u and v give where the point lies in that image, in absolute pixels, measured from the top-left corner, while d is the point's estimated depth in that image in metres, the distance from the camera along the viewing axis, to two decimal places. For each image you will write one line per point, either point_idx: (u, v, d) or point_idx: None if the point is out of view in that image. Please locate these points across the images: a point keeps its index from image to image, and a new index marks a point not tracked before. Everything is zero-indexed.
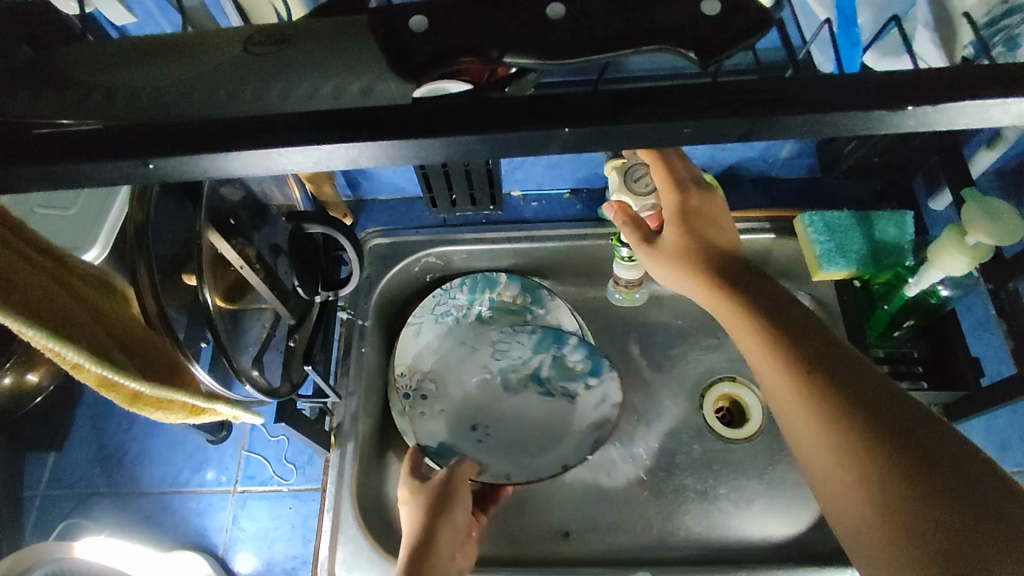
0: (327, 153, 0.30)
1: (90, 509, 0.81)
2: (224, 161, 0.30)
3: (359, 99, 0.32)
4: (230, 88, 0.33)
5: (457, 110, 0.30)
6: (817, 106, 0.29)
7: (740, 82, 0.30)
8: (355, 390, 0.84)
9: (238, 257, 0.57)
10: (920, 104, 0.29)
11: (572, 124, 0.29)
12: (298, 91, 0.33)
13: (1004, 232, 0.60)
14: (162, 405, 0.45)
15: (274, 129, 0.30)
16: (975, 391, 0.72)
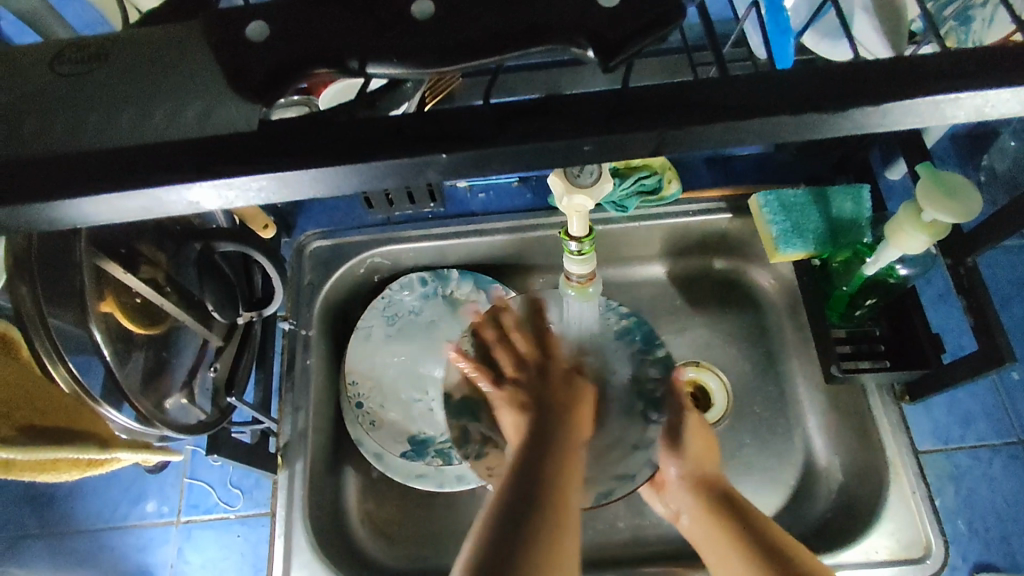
0: (150, 200, 0.24)
1: (19, 554, 0.74)
2: (29, 214, 0.24)
3: (195, 124, 0.25)
4: (47, 112, 0.27)
5: (320, 129, 0.24)
6: (757, 109, 0.24)
7: (662, 87, 0.24)
8: (302, 406, 0.78)
9: (139, 283, 0.51)
10: (919, 95, 0.24)
11: (448, 150, 0.23)
12: (127, 105, 0.27)
13: (959, 210, 0.57)
14: (47, 468, 0.47)
15: (82, 170, 0.24)
16: (937, 367, 0.70)
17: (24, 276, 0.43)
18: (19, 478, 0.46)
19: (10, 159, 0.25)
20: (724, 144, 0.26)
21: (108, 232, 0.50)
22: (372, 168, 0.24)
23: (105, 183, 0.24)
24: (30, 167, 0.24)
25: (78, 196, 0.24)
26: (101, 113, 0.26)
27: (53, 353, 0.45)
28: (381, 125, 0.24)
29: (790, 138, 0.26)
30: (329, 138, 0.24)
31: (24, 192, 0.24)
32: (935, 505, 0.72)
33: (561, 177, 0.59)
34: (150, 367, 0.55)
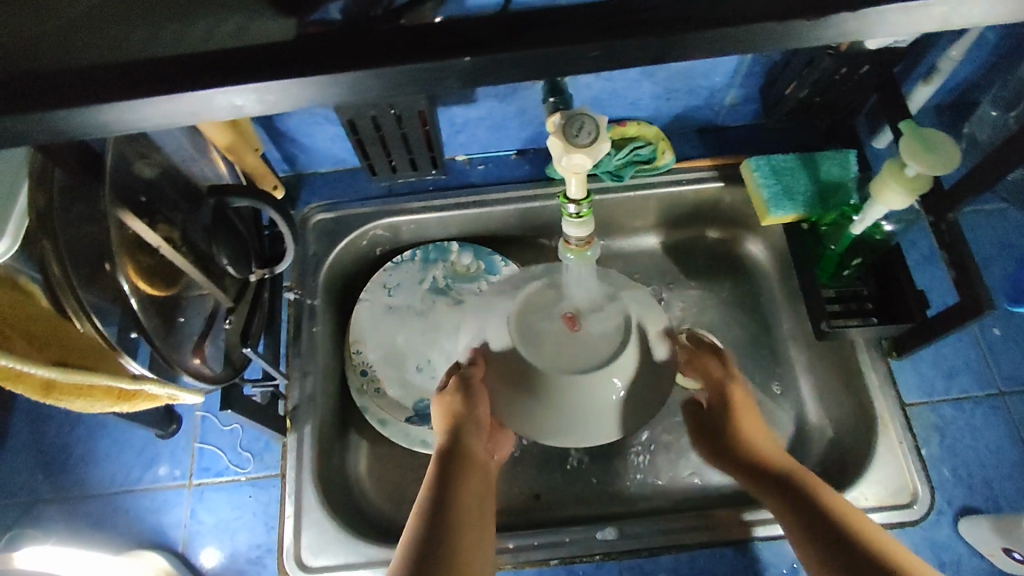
0: (199, 101, 0.30)
1: (36, 518, 0.76)
2: (96, 113, 0.30)
3: (236, 37, 0.32)
4: (111, 39, 0.32)
5: (355, 41, 0.31)
6: (725, 20, 0.30)
7: (644, 13, 0.30)
8: (309, 371, 0.80)
9: (156, 236, 0.53)
10: (842, 12, 0.30)
11: (469, 53, 0.30)
12: (177, 32, 0.32)
13: (936, 163, 0.60)
14: (81, 395, 0.50)
15: (144, 75, 0.30)
16: (922, 321, 0.73)
17: (46, 231, 0.46)
18: (54, 403, 0.49)
19: (77, 69, 0.31)
20: (707, 51, 0.31)
21: (128, 185, 0.52)
22: (399, 71, 0.30)
23: (155, 88, 0.30)
24: (86, 72, 0.31)
25: (132, 97, 0.30)
26: (151, 39, 0.32)
27: (80, 310, 0.48)
28: (409, 34, 0.31)
29: (741, 49, 0.32)
30: (365, 46, 0.30)
31: (82, 92, 0.30)
32: (920, 454, 0.75)
33: (559, 137, 0.62)
34: (168, 322, 0.57)
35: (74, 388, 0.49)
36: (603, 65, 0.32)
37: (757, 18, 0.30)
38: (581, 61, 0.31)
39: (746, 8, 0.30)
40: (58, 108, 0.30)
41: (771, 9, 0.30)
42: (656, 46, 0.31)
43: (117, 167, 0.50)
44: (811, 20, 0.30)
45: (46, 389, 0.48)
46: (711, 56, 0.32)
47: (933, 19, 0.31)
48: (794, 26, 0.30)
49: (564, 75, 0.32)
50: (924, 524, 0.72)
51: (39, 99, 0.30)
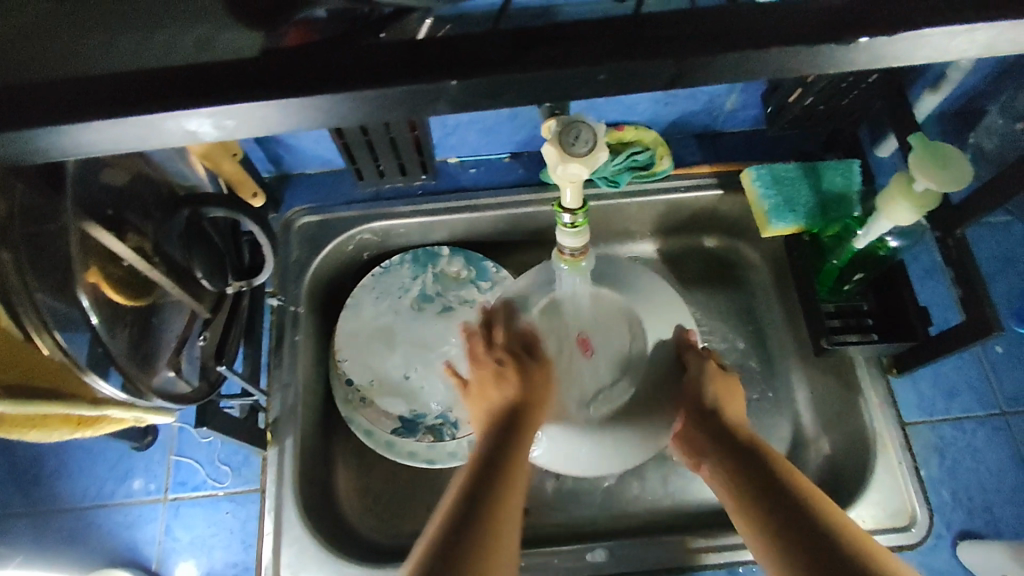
0: (154, 125, 0.27)
1: (3, 533, 0.73)
2: (41, 140, 0.27)
3: (205, 51, 0.29)
4: (65, 53, 0.29)
5: (334, 56, 0.28)
6: (748, 42, 0.27)
7: (656, 32, 0.28)
8: (290, 382, 0.77)
9: (126, 249, 0.50)
10: (875, 35, 0.27)
11: (458, 77, 0.27)
12: (131, 48, 0.29)
13: (948, 179, 0.58)
14: (37, 424, 0.47)
15: (99, 100, 0.27)
16: (925, 339, 0.71)
17: (5, 242, 0.42)
18: (8, 435, 0.47)
19: (25, 87, 0.28)
20: (725, 74, 0.29)
21: (94, 194, 0.48)
22: (384, 94, 0.28)
23: (106, 109, 0.27)
24: (31, 92, 0.28)
25: (80, 120, 0.27)
26: (108, 55, 0.29)
27: (41, 325, 0.44)
28: (395, 49, 0.28)
29: (762, 72, 0.29)
30: (346, 64, 0.27)
31: (26, 116, 0.27)
32: (920, 475, 0.73)
33: (554, 145, 0.59)
34: (138, 338, 0.54)
35: (29, 419, 0.46)
36: (609, 87, 0.29)
37: (784, 39, 0.27)
38: (590, 84, 0.28)
39: (769, 29, 0.27)
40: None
41: (798, 30, 0.27)
42: (669, 68, 0.28)
43: (82, 175, 0.47)
44: (841, 44, 0.27)
45: (0, 420, 0.45)
46: (729, 80, 0.29)
47: (976, 45, 0.28)
48: (822, 50, 0.28)
49: (565, 97, 0.29)
50: (922, 547, 0.71)
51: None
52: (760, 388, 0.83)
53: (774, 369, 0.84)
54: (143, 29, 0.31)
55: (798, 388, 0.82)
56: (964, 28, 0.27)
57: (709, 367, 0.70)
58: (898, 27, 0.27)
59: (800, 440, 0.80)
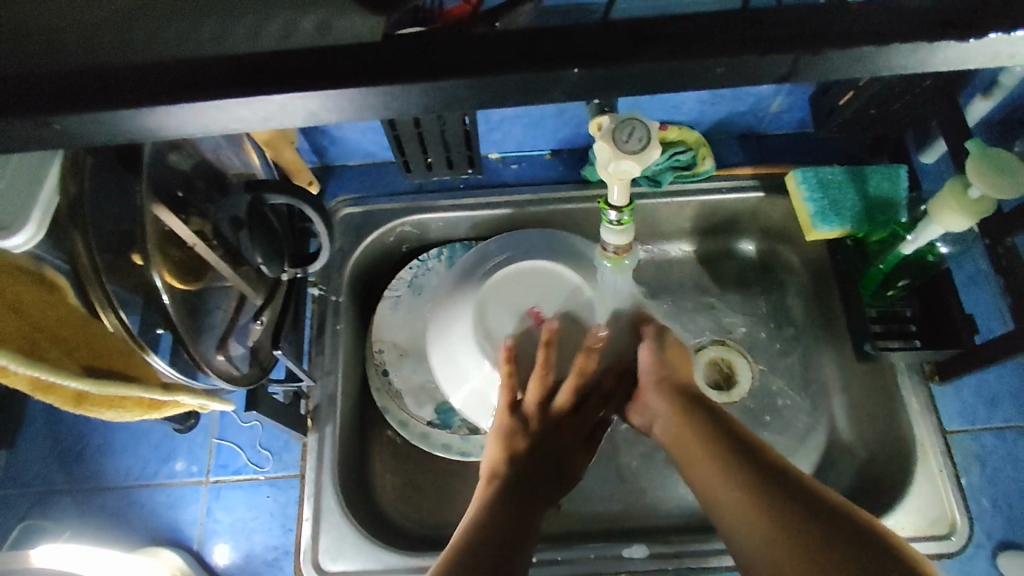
0: (281, 106, 0.28)
1: (50, 508, 0.74)
2: (165, 116, 0.28)
3: (313, 38, 0.30)
4: (177, 36, 0.30)
5: (440, 45, 0.28)
6: (849, 41, 0.28)
7: (751, 25, 0.28)
8: (331, 370, 0.78)
9: (190, 233, 0.52)
10: (977, 36, 0.27)
11: (579, 66, 0.28)
12: (240, 33, 0.30)
13: (1005, 186, 0.57)
14: (114, 404, 0.48)
15: (210, 78, 0.28)
16: (970, 347, 0.70)
17: (76, 222, 0.44)
18: (85, 414, 0.47)
19: (142, 67, 0.29)
20: (823, 71, 0.29)
21: (164, 177, 0.50)
22: (487, 84, 0.28)
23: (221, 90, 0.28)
24: (147, 72, 0.29)
25: (202, 99, 0.28)
26: (216, 39, 0.30)
27: (106, 302, 0.45)
28: (502, 40, 0.29)
29: (859, 71, 0.29)
30: (453, 53, 0.28)
31: (153, 92, 0.28)
32: (960, 484, 0.72)
33: (608, 142, 0.59)
34: (197, 321, 0.55)
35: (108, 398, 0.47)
36: (707, 82, 0.29)
37: (886, 37, 0.28)
38: (694, 77, 0.29)
39: (871, 27, 0.28)
40: (119, 106, 0.28)
41: (899, 29, 0.28)
42: (768, 64, 0.28)
43: (154, 157, 0.48)
44: (942, 43, 0.28)
45: (81, 398, 0.46)
46: (824, 77, 0.29)
47: None
48: (921, 49, 0.28)
49: (662, 90, 0.30)
50: (961, 556, 0.70)
51: (101, 98, 0.28)
52: (797, 393, 0.82)
53: (812, 373, 0.83)
54: (247, 15, 0.31)
55: (836, 394, 0.82)
56: None
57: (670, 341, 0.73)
58: (1004, 27, 0.27)
59: (837, 446, 0.80)
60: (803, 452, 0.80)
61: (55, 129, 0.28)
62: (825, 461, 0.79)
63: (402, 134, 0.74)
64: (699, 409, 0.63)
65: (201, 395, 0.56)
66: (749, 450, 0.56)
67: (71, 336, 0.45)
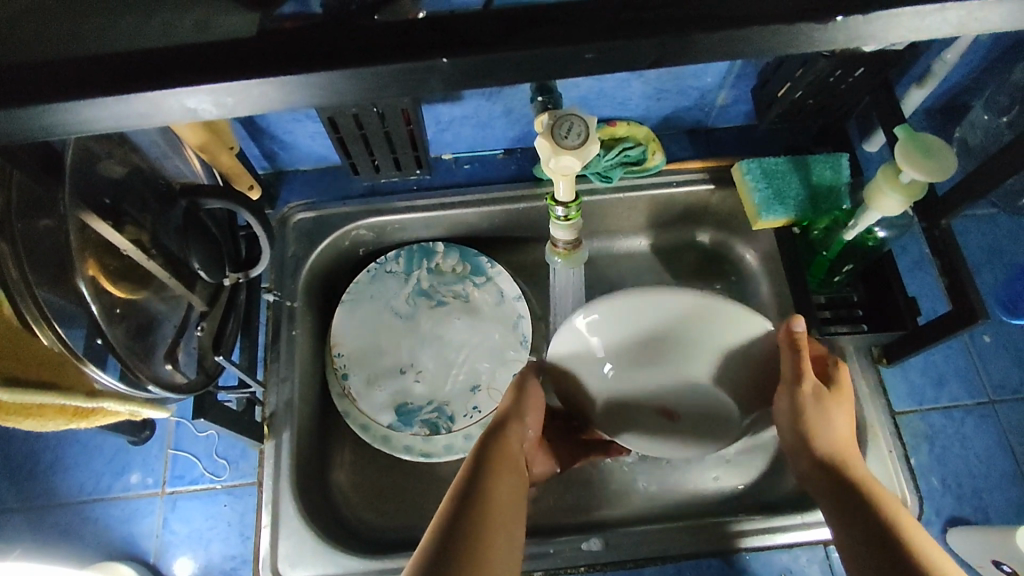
0: (168, 102, 0.29)
1: (1, 528, 0.73)
2: (50, 116, 0.28)
3: (201, 34, 0.30)
4: (65, 36, 0.30)
5: (328, 39, 0.29)
6: (729, 22, 0.28)
7: (633, 10, 0.29)
8: (287, 376, 0.78)
9: (124, 240, 0.51)
10: (851, 14, 0.28)
11: (448, 54, 0.28)
12: (129, 31, 0.30)
13: (935, 170, 0.59)
14: (33, 414, 0.47)
15: (95, 76, 0.28)
16: (914, 328, 0.72)
17: (3, 234, 0.43)
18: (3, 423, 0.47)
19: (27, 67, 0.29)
20: (709, 53, 0.30)
21: (92, 184, 0.49)
22: (376, 73, 0.29)
23: (96, 89, 0.27)
24: (31, 73, 0.28)
25: (80, 96, 0.28)
26: (104, 39, 0.30)
27: (42, 319, 0.45)
28: (387, 32, 0.29)
29: (746, 53, 0.30)
30: (339, 45, 0.29)
31: (37, 92, 0.28)
32: (909, 463, 0.74)
33: (547, 138, 0.59)
34: (135, 330, 0.55)
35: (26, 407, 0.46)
36: (595, 69, 0.30)
37: (764, 19, 0.28)
38: (580, 64, 0.30)
39: (749, 9, 0.29)
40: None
41: (777, 10, 0.28)
42: (653, 48, 0.29)
43: (80, 165, 0.48)
44: (817, 23, 0.28)
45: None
46: (711, 59, 0.30)
47: (952, 23, 0.29)
48: (799, 29, 0.29)
49: (554, 76, 0.30)
50: None
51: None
52: None
53: None
54: (141, 13, 0.31)
55: None
56: (937, 6, 0.28)
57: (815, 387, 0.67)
58: (876, 6, 0.28)
59: None
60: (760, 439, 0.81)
61: None
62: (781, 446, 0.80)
63: (348, 136, 0.73)
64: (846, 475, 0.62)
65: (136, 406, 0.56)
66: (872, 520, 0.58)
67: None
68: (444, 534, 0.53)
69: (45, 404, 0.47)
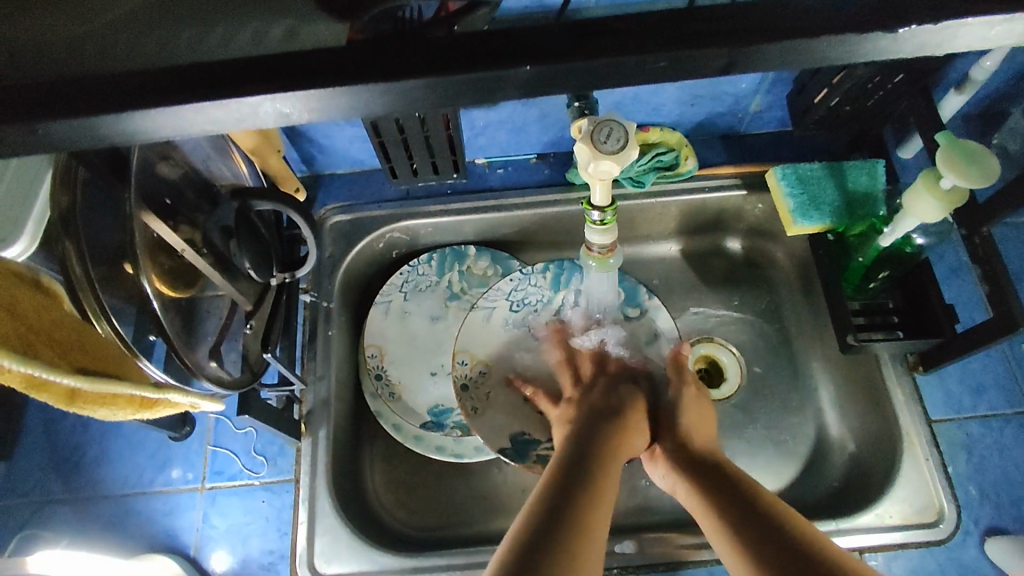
0: (248, 109, 0.30)
1: (48, 519, 0.75)
2: (138, 121, 0.29)
3: (278, 43, 0.31)
4: (151, 45, 0.32)
5: (403, 49, 0.30)
6: (795, 31, 0.29)
7: (701, 18, 0.30)
8: (324, 375, 0.79)
9: (179, 240, 0.53)
10: (916, 24, 0.29)
11: (521, 63, 0.29)
12: (210, 39, 0.32)
13: (977, 176, 0.59)
14: (105, 403, 0.48)
15: (181, 83, 0.30)
16: (951, 336, 0.72)
17: (69, 231, 0.44)
18: (78, 413, 0.48)
19: (116, 73, 0.30)
20: (775, 61, 0.30)
21: (151, 186, 0.51)
22: (448, 81, 0.30)
23: (183, 95, 0.29)
24: (121, 79, 0.30)
25: (171, 101, 0.29)
26: (187, 48, 0.31)
27: (99, 311, 0.46)
28: (458, 42, 0.30)
29: (809, 62, 0.31)
30: (414, 56, 0.30)
31: (128, 98, 0.29)
32: (947, 472, 0.73)
33: (587, 143, 0.60)
34: (187, 328, 0.56)
35: (100, 397, 0.48)
36: (657, 77, 0.31)
37: (830, 28, 0.29)
38: (645, 72, 0.30)
39: (815, 19, 0.29)
40: (83, 115, 0.29)
41: (844, 19, 0.29)
42: (719, 57, 0.30)
43: (140, 167, 0.49)
44: (882, 32, 0.29)
45: (73, 397, 0.46)
46: (776, 68, 0.31)
47: (1018, 32, 0.29)
48: (864, 39, 0.29)
49: (618, 83, 0.31)
50: (950, 543, 0.71)
51: (66, 107, 0.29)
52: (785, 386, 0.84)
53: (798, 366, 0.84)
54: (225, 23, 0.33)
55: (824, 386, 0.83)
56: (1002, 17, 0.28)
57: (687, 397, 0.73)
58: (943, 15, 0.29)
59: (825, 437, 0.81)
60: (793, 445, 0.81)
61: (37, 136, 0.30)
62: (814, 453, 0.80)
63: (387, 141, 0.75)
64: (714, 478, 0.63)
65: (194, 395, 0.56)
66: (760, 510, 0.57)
67: (61, 336, 0.46)
68: (530, 536, 0.52)
69: (117, 394, 0.48)
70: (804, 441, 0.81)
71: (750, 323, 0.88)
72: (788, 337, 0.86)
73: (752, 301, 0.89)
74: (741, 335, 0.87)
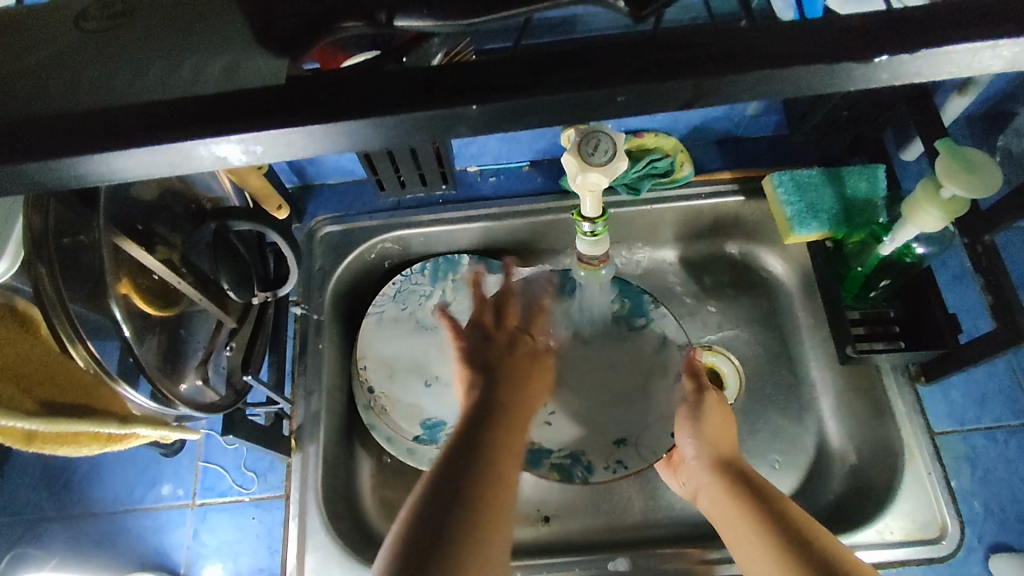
0: (190, 152, 0.29)
1: (39, 536, 0.75)
2: (78, 165, 0.28)
3: (224, 81, 0.30)
4: (100, 85, 0.31)
5: (358, 83, 0.29)
6: (769, 63, 0.28)
7: (670, 43, 0.29)
8: (314, 390, 0.78)
9: (157, 261, 0.52)
10: (896, 53, 0.27)
11: (477, 102, 0.28)
12: (161, 78, 0.31)
13: (977, 185, 0.57)
14: (69, 440, 0.49)
15: (124, 125, 0.29)
16: (954, 347, 0.70)
17: (41, 255, 0.43)
18: (39, 451, 0.49)
19: (62, 116, 0.29)
20: (750, 91, 0.29)
21: (123, 211, 0.50)
22: (404, 119, 0.29)
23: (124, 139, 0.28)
24: (65, 123, 0.29)
25: (110, 148, 0.28)
26: (136, 87, 0.30)
27: (75, 336, 0.45)
28: (415, 77, 0.29)
29: (787, 91, 0.29)
30: (370, 91, 0.28)
31: (69, 143, 0.28)
32: (950, 486, 0.71)
33: (574, 155, 0.58)
34: (166, 350, 0.55)
35: (61, 435, 0.48)
36: (622, 110, 0.29)
37: (805, 58, 0.27)
38: (610, 106, 0.29)
39: (791, 48, 0.28)
40: (23, 162, 0.28)
41: (817, 48, 0.28)
42: (688, 88, 0.28)
43: (114, 193, 0.49)
44: (860, 62, 0.27)
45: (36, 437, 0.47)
46: (751, 98, 0.29)
47: (1007, 57, 0.28)
48: (842, 69, 0.28)
49: (583, 117, 0.30)
50: (953, 559, 0.69)
51: (3, 155, 0.28)
52: (786, 397, 0.81)
53: (799, 376, 0.82)
54: (174, 61, 0.32)
55: (825, 396, 0.81)
56: (988, 43, 0.27)
57: (710, 400, 0.70)
58: (923, 43, 0.27)
59: (826, 449, 0.79)
60: (793, 457, 0.79)
61: None
62: (813, 465, 0.78)
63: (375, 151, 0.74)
64: (743, 494, 0.60)
65: (161, 428, 0.57)
66: (809, 551, 0.51)
67: (30, 371, 0.46)
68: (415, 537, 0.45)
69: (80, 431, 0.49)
70: (804, 452, 0.79)
71: (750, 332, 0.86)
72: (788, 346, 0.84)
73: (752, 309, 0.87)
74: (739, 342, 0.85)
